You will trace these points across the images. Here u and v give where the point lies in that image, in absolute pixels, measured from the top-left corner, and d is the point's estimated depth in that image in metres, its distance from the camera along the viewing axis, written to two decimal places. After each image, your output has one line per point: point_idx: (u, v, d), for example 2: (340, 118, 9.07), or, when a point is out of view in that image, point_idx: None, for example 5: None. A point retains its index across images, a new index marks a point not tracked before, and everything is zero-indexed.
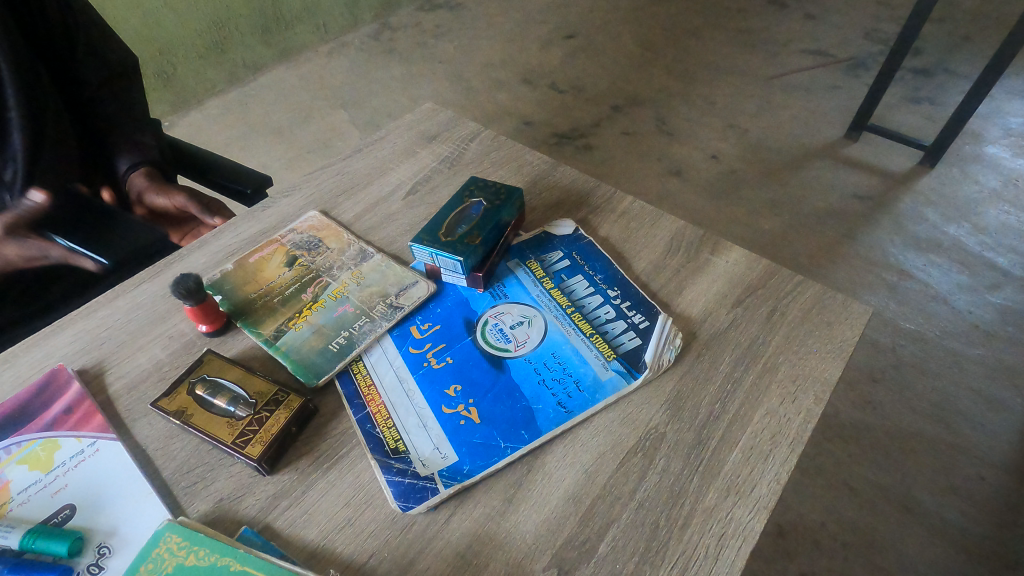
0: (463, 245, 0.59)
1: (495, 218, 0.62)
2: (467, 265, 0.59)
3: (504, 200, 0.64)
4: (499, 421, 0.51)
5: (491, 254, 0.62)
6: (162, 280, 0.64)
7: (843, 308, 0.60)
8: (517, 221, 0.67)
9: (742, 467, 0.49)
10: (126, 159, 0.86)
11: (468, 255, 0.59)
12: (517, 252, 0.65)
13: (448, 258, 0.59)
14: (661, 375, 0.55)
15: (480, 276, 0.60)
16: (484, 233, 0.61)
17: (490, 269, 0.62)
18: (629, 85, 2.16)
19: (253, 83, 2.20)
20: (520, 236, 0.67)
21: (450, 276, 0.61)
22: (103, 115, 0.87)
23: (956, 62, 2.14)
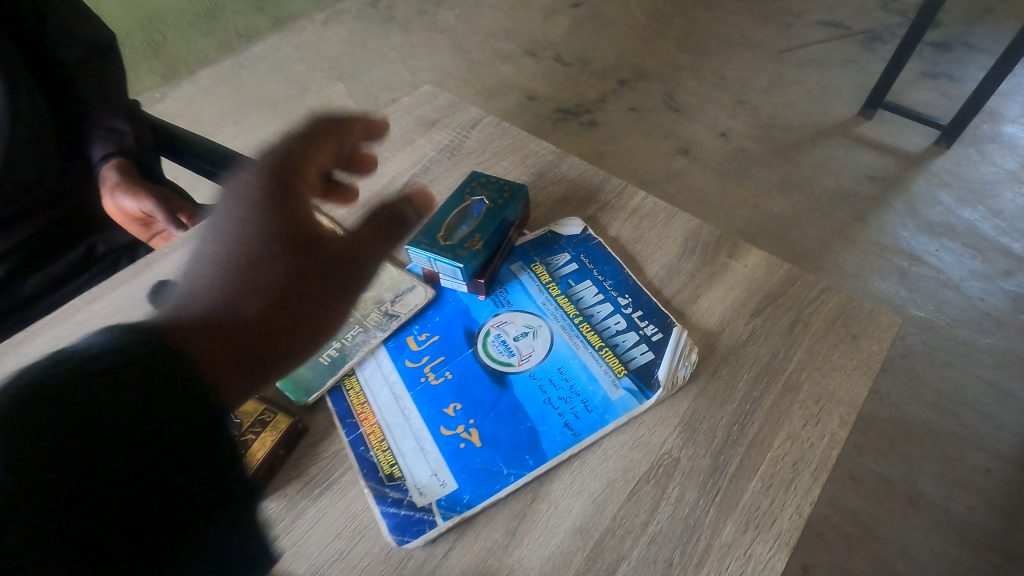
0: (463, 249, 0.55)
1: (497, 218, 0.57)
2: (466, 271, 0.55)
3: (507, 198, 0.59)
4: (501, 445, 0.48)
5: (494, 257, 0.58)
6: (143, 283, 0.60)
7: (870, 319, 0.56)
8: (521, 219, 0.62)
9: (762, 498, 0.45)
10: (100, 149, 0.82)
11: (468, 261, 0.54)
12: (521, 254, 0.61)
13: (447, 264, 0.54)
14: (676, 394, 0.51)
15: (481, 283, 0.56)
16: (486, 236, 0.56)
17: (492, 274, 0.58)
18: (636, 58, 2.08)
19: (246, 52, 2.12)
20: (526, 236, 0.62)
21: (449, 282, 0.57)
22: (80, 98, 0.83)
23: (977, 35, 2.04)
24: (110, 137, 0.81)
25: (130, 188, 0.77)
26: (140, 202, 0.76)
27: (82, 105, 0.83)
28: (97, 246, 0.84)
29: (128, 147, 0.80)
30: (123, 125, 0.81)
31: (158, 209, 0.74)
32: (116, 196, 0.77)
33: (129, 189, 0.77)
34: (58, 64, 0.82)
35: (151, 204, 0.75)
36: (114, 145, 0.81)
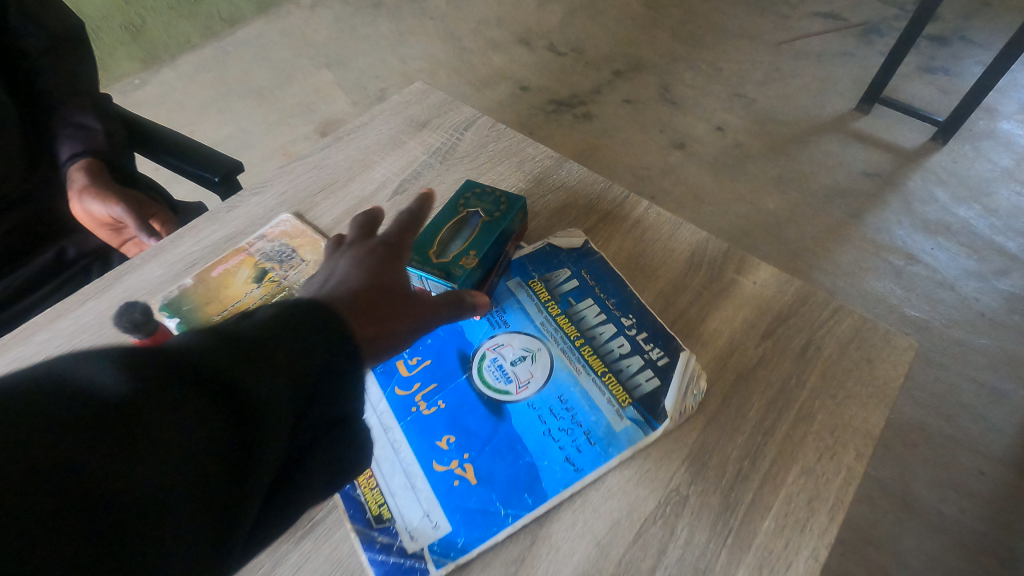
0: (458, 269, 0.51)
1: (494, 234, 0.54)
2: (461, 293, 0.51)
3: (504, 212, 0.55)
4: (498, 482, 0.45)
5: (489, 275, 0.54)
6: (113, 298, 0.56)
7: (885, 341, 0.53)
8: (518, 233, 0.58)
9: (775, 539, 0.43)
10: (68, 147, 0.76)
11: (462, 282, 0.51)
12: (518, 270, 0.57)
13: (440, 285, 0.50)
14: (683, 425, 0.48)
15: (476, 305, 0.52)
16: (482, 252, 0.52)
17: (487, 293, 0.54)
18: (631, 48, 2.03)
19: (230, 37, 2.04)
20: (524, 250, 0.59)
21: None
22: (45, 91, 0.78)
23: (974, 28, 2.02)
24: (80, 135, 0.76)
25: (98, 193, 0.73)
26: (109, 208, 0.72)
27: (47, 99, 0.77)
28: (67, 250, 0.80)
29: (98, 146, 0.75)
30: (92, 121, 0.75)
31: (129, 216, 0.71)
32: (83, 201, 0.74)
33: (96, 194, 0.74)
34: (21, 55, 0.76)
35: (120, 210, 0.72)
36: (84, 144, 0.75)
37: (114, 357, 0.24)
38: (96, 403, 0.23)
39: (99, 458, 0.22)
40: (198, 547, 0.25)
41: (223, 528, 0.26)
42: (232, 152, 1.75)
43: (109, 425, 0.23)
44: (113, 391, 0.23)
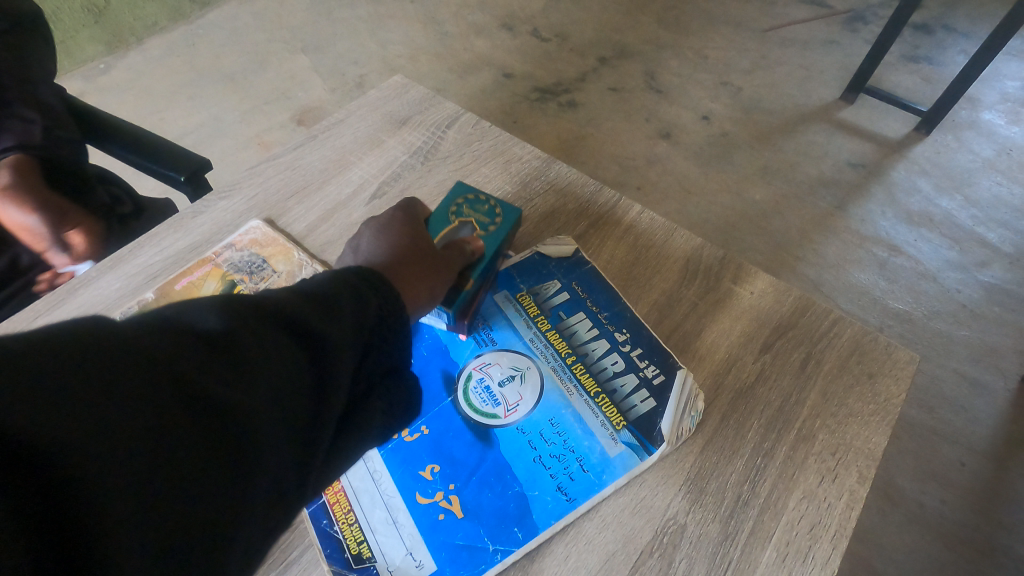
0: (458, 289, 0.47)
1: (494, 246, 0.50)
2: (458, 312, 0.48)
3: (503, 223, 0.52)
4: (486, 515, 0.42)
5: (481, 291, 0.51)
6: (66, 315, 0.52)
7: (887, 355, 0.51)
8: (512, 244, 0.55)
9: (777, 570, 0.41)
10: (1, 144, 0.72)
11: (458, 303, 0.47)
12: (506, 277, 0.55)
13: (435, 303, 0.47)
14: (680, 448, 0.46)
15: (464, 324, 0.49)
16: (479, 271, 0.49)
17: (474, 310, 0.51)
18: (616, 34, 1.98)
19: (200, 20, 1.95)
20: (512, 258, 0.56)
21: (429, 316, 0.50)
22: None
23: (958, 17, 2.01)
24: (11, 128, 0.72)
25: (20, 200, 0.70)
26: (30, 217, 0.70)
27: None
28: (20, 257, 0.76)
29: (33, 142, 0.71)
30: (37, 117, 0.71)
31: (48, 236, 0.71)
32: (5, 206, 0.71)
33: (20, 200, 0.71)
34: None
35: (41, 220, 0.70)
36: (17, 139, 0.72)
37: (213, 304, 0.26)
38: (199, 335, 0.25)
39: (204, 377, 0.24)
40: (286, 466, 0.27)
41: (307, 451, 0.28)
42: (204, 141, 1.67)
43: (211, 353, 0.25)
44: (213, 326, 0.26)
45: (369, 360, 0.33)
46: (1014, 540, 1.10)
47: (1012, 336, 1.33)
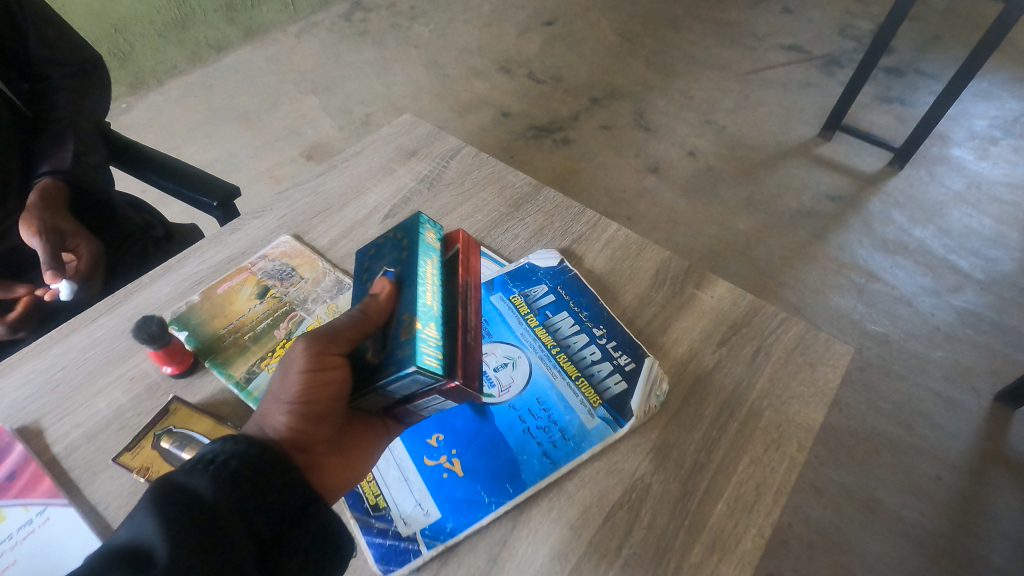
0: (429, 347, 0.39)
1: (437, 285, 0.45)
2: (438, 370, 0.39)
3: (421, 245, 0.46)
4: (483, 475, 0.50)
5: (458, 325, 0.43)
6: (123, 314, 0.60)
7: (826, 348, 0.60)
8: (457, 256, 0.47)
9: (727, 520, 0.49)
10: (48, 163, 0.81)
11: (445, 365, 0.40)
12: (442, 284, 0.45)
13: (375, 394, 0.42)
14: (648, 422, 0.54)
15: (457, 378, 0.40)
16: (417, 310, 0.41)
17: (479, 373, 0.44)
18: (608, 76, 2.13)
19: (217, 63, 2.10)
20: (471, 288, 0.47)
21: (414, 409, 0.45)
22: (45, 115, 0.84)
23: (927, 61, 2.16)
24: (49, 156, 0.82)
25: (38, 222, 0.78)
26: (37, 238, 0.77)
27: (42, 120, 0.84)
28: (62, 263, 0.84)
29: (62, 166, 0.80)
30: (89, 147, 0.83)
31: (44, 251, 0.76)
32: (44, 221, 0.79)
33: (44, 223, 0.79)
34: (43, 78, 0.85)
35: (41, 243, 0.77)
36: (50, 165, 0.81)
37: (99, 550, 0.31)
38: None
39: None
40: None
41: None
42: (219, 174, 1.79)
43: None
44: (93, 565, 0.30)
45: (254, 518, 0.36)
46: (990, 551, 1.15)
47: (984, 357, 1.42)
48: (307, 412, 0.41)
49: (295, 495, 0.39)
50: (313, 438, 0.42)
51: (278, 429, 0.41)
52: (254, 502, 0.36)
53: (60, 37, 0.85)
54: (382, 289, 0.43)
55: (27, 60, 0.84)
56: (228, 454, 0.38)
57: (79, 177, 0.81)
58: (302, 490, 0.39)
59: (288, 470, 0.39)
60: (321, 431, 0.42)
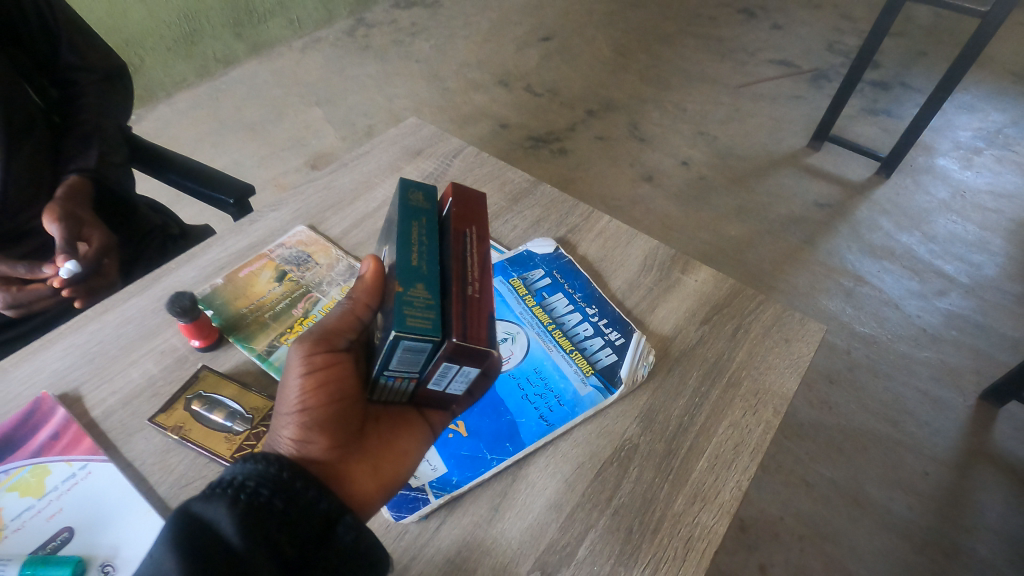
0: (414, 310, 0.40)
1: (430, 246, 0.45)
2: (427, 331, 0.39)
3: (409, 211, 0.46)
4: (485, 435, 0.55)
5: (453, 281, 0.43)
6: (153, 295, 0.65)
7: (800, 325, 0.65)
8: (452, 214, 0.47)
9: (707, 475, 0.53)
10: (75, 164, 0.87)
11: (434, 326, 0.40)
12: (432, 246, 0.45)
13: (382, 377, 0.45)
14: (636, 390, 0.59)
15: (451, 337, 0.39)
16: (403, 277, 0.41)
17: (489, 328, 0.42)
18: (603, 89, 2.21)
19: (224, 77, 2.17)
20: (473, 242, 0.46)
21: (435, 381, 0.45)
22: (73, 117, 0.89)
23: (912, 75, 2.25)
24: (76, 156, 0.87)
25: (60, 211, 0.81)
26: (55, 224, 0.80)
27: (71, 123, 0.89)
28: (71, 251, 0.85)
29: (88, 165, 0.86)
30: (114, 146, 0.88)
31: (61, 238, 0.79)
32: (65, 209, 0.82)
33: (64, 211, 0.82)
34: (70, 83, 0.90)
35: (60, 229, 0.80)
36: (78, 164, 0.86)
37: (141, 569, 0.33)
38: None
39: None
40: None
41: None
42: None
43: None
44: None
45: (279, 538, 0.37)
46: (976, 543, 1.17)
47: (969, 357, 1.45)
48: (305, 419, 0.44)
49: (318, 511, 0.40)
50: (318, 446, 0.44)
51: (284, 444, 0.44)
52: (278, 524, 0.38)
53: (90, 46, 0.91)
54: (368, 269, 0.47)
55: (56, 67, 0.89)
56: (246, 474, 0.39)
57: (105, 176, 0.87)
58: (327, 504, 0.41)
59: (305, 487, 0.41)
60: (323, 438, 0.44)
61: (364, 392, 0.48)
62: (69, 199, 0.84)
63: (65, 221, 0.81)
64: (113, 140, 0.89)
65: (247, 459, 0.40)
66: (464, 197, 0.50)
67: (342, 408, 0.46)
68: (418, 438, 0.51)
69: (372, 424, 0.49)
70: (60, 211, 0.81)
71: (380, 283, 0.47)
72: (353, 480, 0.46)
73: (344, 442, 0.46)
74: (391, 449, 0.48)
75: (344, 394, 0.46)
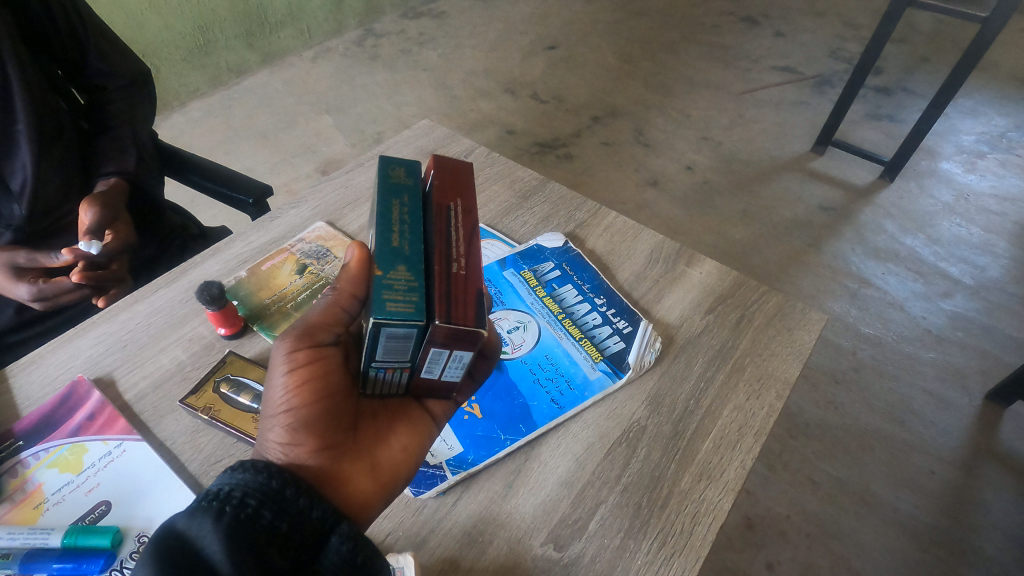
0: (395, 295, 0.38)
1: (413, 226, 0.42)
2: (408, 316, 0.37)
3: (389, 188, 0.44)
4: (499, 416, 0.57)
5: (435, 261, 0.40)
6: (180, 287, 0.68)
7: (802, 315, 0.67)
8: (434, 189, 0.45)
9: (712, 455, 0.55)
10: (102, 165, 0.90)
11: (417, 310, 0.37)
12: (413, 225, 0.42)
13: (371, 370, 0.43)
14: (643, 375, 0.61)
15: (438, 321, 0.37)
16: (381, 260, 0.39)
17: (479, 305, 0.39)
18: (608, 96, 2.24)
19: (237, 86, 2.22)
20: (458, 216, 0.43)
21: (430, 369, 0.43)
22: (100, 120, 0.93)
23: (914, 80, 2.27)
24: (104, 157, 0.90)
25: (102, 201, 0.85)
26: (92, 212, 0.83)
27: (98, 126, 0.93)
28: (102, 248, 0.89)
29: (114, 166, 0.89)
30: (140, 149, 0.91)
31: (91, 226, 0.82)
32: (105, 200, 0.85)
33: (106, 202, 0.85)
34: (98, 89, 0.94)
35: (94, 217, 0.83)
36: (116, 165, 0.89)
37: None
38: None
39: None
40: None
41: None
42: None
43: None
44: None
45: (270, 553, 0.36)
46: (982, 541, 1.17)
47: (974, 357, 1.46)
48: (291, 422, 0.43)
49: (310, 518, 0.38)
50: (306, 449, 0.43)
51: (272, 448, 0.43)
52: (266, 537, 0.36)
53: (117, 53, 0.95)
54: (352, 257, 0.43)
55: (86, 72, 0.92)
56: (233, 484, 0.38)
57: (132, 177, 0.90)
58: (319, 513, 0.39)
59: (295, 496, 0.39)
60: (311, 440, 0.43)
61: (357, 386, 0.47)
62: (111, 193, 0.87)
63: (102, 210, 0.84)
64: (141, 143, 0.92)
65: (237, 468, 0.39)
66: (448, 170, 0.47)
67: (329, 406, 0.44)
68: (414, 433, 0.49)
69: (367, 420, 0.48)
70: (102, 201, 0.85)
71: (364, 271, 0.43)
72: (348, 483, 0.44)
73: (334, 442, 0.44)
74: (387, 447, 0.48)
75: (331, 391, 0.44)
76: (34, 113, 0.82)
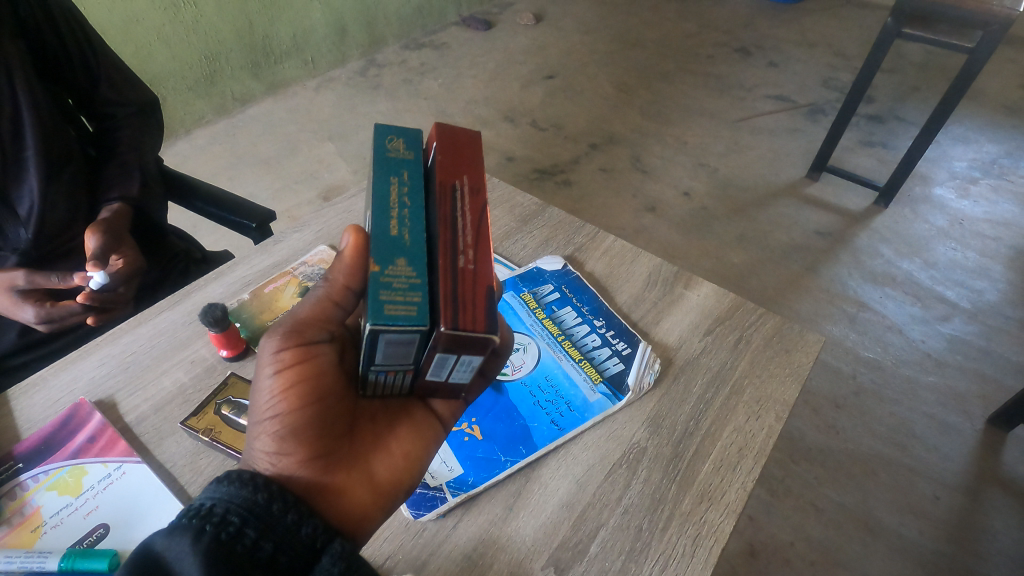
0: (394, 300, 0.38)
1: (416, 213, 0.43)
2: (406, 321, 0.37)
3: (388, 171, 0.45)
4: (499, 438, 0.57)
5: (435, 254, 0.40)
6: (184, 309, 0.69)
7: (799, 337, 0.68)
8: (437, 167, 0.45)
9: (712, 477, 0.55)
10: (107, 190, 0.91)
11: (417, 316, 0.38)
12: (413, 213, 0.43)
13: (371, 374, 0.43)
14: (643, 396, 0.62)
15: (440, 327, 0.37)
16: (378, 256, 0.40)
17: (486, 306, 0.39)
18: (606, 124, 2.29)
19: (242, 114, 2.26)
20: (465, 196, 0.44)
21: (434, 373, 0.43)
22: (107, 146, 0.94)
23: (905, 108, 2.32)
24: (109, 182, 0.92)
25: (104, 226, 0.86)
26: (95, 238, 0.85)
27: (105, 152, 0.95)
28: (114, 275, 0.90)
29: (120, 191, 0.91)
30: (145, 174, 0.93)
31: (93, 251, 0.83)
32: (108, 225, 0.87)
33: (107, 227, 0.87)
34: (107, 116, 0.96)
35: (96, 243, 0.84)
36: (120, 191, 0.91)
37: None
38: None
39: None
40: None
41: None
42: None
43: None
44: None
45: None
46: (989, 568, 1.16)
47: (974, 381, 1.46)
48: (279, 430, 0.42)
49: (301, 537, 0.38)
50: (294, 458, 0.43)
51: (260, 458, 0.43)
52: (247, 560, 0.36)
53: (126, 81, 0.97)
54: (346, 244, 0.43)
55: (96, 100, 0.94)
56: (216, 501, 0.37)
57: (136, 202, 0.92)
58: (308, 530, 0.39)
59: (279, 514, 0.39)
60: (299, 449, 0.43)
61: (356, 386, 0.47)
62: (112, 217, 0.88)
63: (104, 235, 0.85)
64: (147, 168, 0.94)
65: (222, 480, 0.39)
66: (449, 146, 0.47)
67: (319, 412, 0.44)
68: (408, 439, 0.49)
69: (363, 425, 0.49)
70: (105, 227, 0.86)
71: (359, 260, 0.43)
72: (343, 493, 0.44)
73: (324, 450, 0.44)
74: (384, 453, 0.48)
75: (322, 395, 0.44)
76: (44, 139, 0.84)
